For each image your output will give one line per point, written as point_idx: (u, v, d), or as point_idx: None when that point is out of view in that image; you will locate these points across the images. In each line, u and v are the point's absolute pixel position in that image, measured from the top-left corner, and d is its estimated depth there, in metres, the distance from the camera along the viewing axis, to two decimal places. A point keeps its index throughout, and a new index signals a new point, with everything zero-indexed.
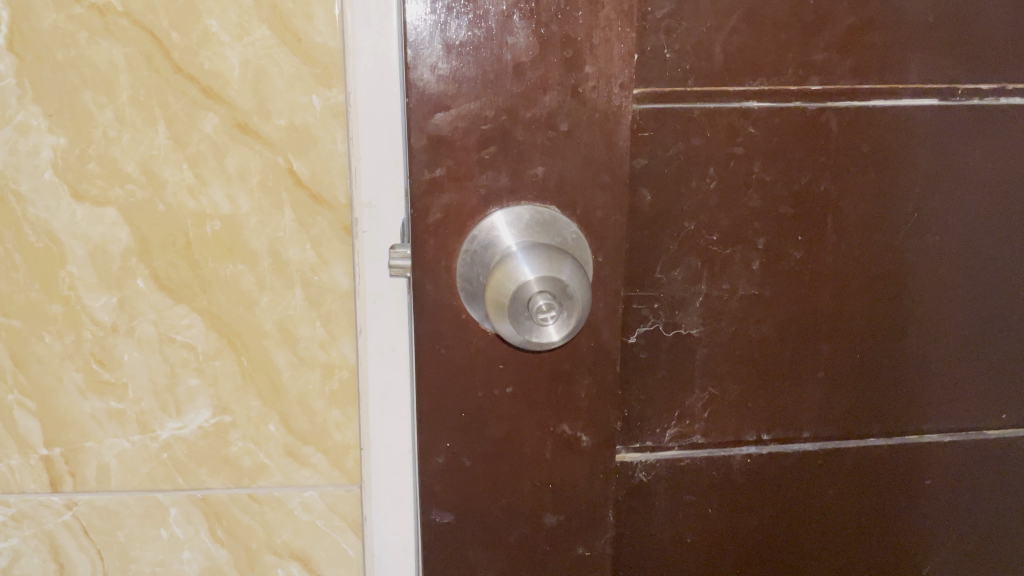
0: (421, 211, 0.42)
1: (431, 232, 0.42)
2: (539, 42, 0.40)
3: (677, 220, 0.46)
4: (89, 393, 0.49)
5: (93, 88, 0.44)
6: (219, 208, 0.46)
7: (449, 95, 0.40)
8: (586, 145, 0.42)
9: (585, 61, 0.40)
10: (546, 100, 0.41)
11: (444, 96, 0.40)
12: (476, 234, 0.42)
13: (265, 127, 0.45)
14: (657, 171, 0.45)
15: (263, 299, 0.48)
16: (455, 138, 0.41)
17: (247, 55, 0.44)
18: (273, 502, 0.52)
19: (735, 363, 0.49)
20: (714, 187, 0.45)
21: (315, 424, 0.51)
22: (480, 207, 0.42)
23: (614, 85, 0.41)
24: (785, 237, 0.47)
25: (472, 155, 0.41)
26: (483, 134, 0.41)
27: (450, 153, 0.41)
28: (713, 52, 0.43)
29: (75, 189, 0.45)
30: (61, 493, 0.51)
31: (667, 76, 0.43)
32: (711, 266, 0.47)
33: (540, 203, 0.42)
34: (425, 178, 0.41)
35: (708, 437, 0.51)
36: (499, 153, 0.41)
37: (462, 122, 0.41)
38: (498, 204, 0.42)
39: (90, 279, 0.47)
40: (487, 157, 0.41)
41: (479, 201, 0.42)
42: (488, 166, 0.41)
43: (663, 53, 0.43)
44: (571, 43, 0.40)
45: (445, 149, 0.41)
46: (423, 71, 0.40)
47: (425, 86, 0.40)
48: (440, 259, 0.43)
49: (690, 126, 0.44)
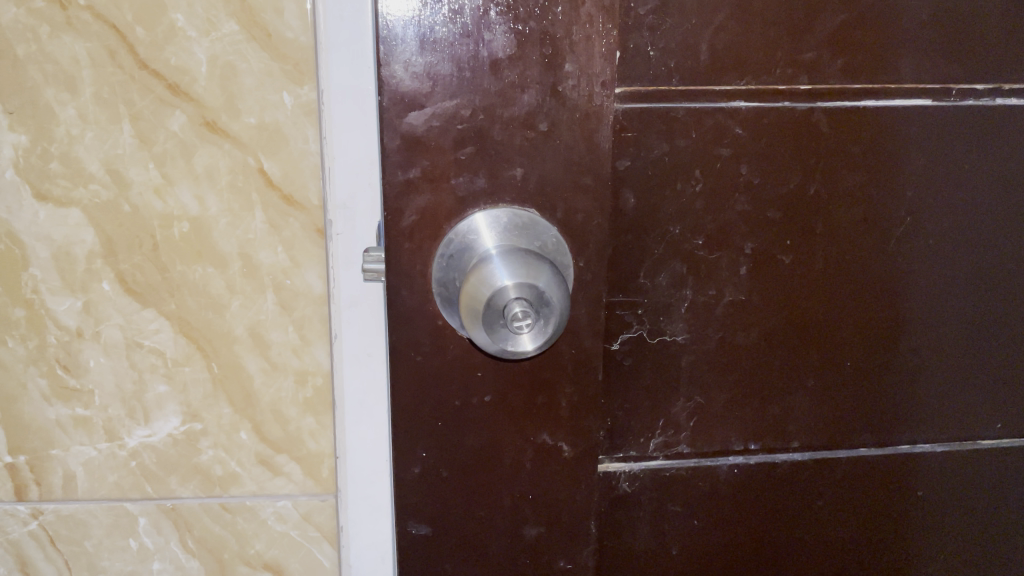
0: (395, 214, 0.40)
1: (406, 236, 0.41)
2: (517, 38, 0.38)
3: (662, 225, 0.44)
4: (54, 400, 0.47)
5: (55, 84, 0.42)
6: (187, 209, 0.45)
7: (424, 93, 0.38)
8: (567, 145, 0.40)
9: (565, 59, 0.39)
10: (524, 99, 0.39)
11: (418, 94, 0.38)
12: (453, 238, 0.40)
13: (234, 126, 0.44)
14: (641, 173, 0.43)
15: (233, 304, 0.47)
16: (430, 138, 0.39)
17: (215, 51, 0.42)
18: (246, 512, 0.50)
19: (722, 372, 0.48)
20: (700, 190, 0.44)
21: (288, 432, 0.49)
22: (457, 209, 0.40)
23: (595, 84, 0.39)
24: (774, 241, 0.46)
25: (448, 156, 0.40)
26: (459, 134, 0.39)
27: (425, 154, 0.39)
28: (699, 50, 0.41)
29: (38, 189, 0.44)
30: (27, 501, 0.49)
31: (651, 74, 0.42)
32: (697, 272, 0.45)
33: (519, 206, 0.41)
34: (399, 179, 0.40)
35: (694, 447, 0.50)
36: (476, 154, 0.40)
37: (437, 121, 0.39)
38: (475, 206, 0.40)
39: (54, 282, 0.45)
40: (463, 158, 0.40)
41: (456, 203, 0.40)
42: (464, 168, 0.40)
43: (647, 51, 0.41)
44: (550, 40, 0.38)
45: (420, 149, 0.39)
46: (397, 68, 0.38)
47: (398, 84, 0.38)
48: (415, 263, 0.41)
49: (676, 127, 0.42)
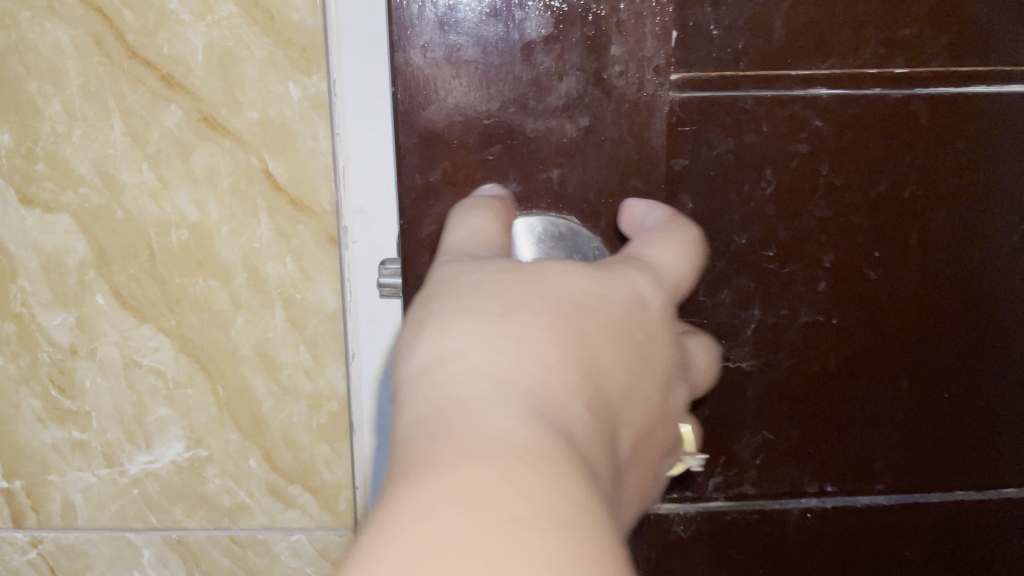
0: (412, 222, 0.34)
1: (426, 247, 0.34)
2: (556, 14, 0.31)
3: (725, 234, 0.37)
4: (49, 422, 0.43)
5: (38, 76, 0.38)
6: (185, 215, 0.40)
7: (445, 82, 0.32)
8: (613, 143, 0.33)
9: (611, 39, 0.32)
10: (563, 88, 0.32)
11: (439, 84, 0.32)
12: None
13: (235, 121, 0.39)
14: (702, 173, 0.36)
15: (239, 320, 0.42)
16: (452, 135, 0.33)
17: (212, 37, 0.37)
18: (257, 546, 0.46)
19: (793, 404, 0.40)
20: (771, 193, 0.37)
21: (301, 461, 0.44)
22: None
23: (646, 69, 0.33)
24: (858, 251, 0.38)
25: (474, 155, 0.33)
26: (485, 130, 0.33)
27: (446, 153, 0.33)
28: (773, 28, 0.34)
29: (24, 193, 0.40)
30: (25, 529, 0.46)
31: (714, 56, 0.35)
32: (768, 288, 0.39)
33: (555, 212, 0.34)
34: (418, 183, 0.33)
35: (759, 488, 0.42)
36: (506, 153, 0.33)
37: (459, 116, 0.33)
38: None
39: (44, 296, 0.41)
40: (491, 158, 0.33)
41: None
42: (492, 170, 0.33)
43: (709, 29, 0.35)
44: (593, 19, 0.32)
45: (440, 148, 0.33)
46: (413, 51, 0.32)
47: (414, 71, 0.32)
48: None
49: (744, 118, 0.36)
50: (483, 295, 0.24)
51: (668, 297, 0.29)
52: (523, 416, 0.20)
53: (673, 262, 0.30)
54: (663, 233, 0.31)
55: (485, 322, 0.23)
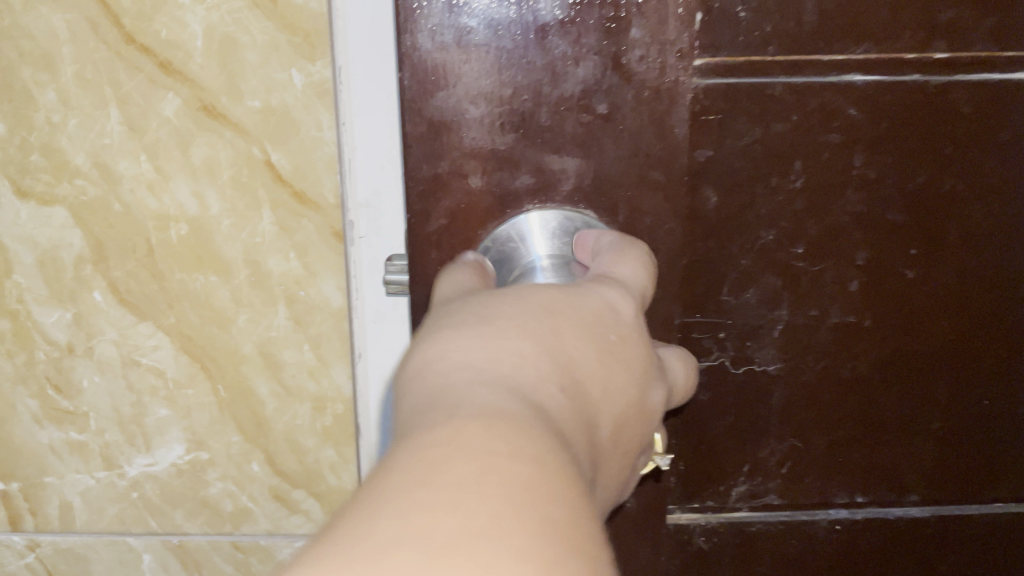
0: (419, 218, 0.32)
1: (434, 243, 0.32)
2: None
3: (751, 229, 0.35)
4: (46, 423, 0.42)
5: (32, 63, 0.36)
6: (185, 208, 0.38)
7: (454, 68, 0.30)
8: (633, 132, 0.31)
9: (631, 22, 0.30)
10: (579, 73, 0.30)
11: (447, 70, 0.30)
12: (489, 245, 0.31)
13: (235, 110, 0.37)
14: (727, 165, 0.34)
15: (240, 318, 0.40)
16: (461, 124, 0.30)
17: (212, 21, 0.36)
18: (260, 553, 0.44)
19: (825, 409, 0.38)
20: (801, 186, 0.34)
21: (305, 465, 0.43)
22: (496, 209, 0.32)
23: (669, 53, 0.30)
24: (892, 249, 0.36)
25: (484, 146, 0.31)
26: (497, 119, 0.30)
27: (455, 143, 0.31)
28: (804, 10, 0.32)
29: (18, 185, 0.38)
30: (23, 532, 0.44)
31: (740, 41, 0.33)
32: (797, 288, 0.36)
33: (570, 206, 0.32)
34: (425, 175, 0.31)
35: (785, 498, 0.40)
36: (519, 142, 0.31)
37: (468, 104, 0.30)
38: (517, 207, 0.32)
39: (40, 292, 0.40)
40: (503, 149, 0.31)
41: (495, 203, 0.32)
42: (503, 161, 0.31)
43: (735, 11, 0.32)
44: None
45: (449, 138, 0.31)
46: (419, 34, 0.29)
47: (421, 56, 0.29)
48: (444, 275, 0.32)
49: (773, 107, 0.33)
50: (463, 313, 0.22)
51: (640, 307, 0.26)
52: (496, 406, 0.19)
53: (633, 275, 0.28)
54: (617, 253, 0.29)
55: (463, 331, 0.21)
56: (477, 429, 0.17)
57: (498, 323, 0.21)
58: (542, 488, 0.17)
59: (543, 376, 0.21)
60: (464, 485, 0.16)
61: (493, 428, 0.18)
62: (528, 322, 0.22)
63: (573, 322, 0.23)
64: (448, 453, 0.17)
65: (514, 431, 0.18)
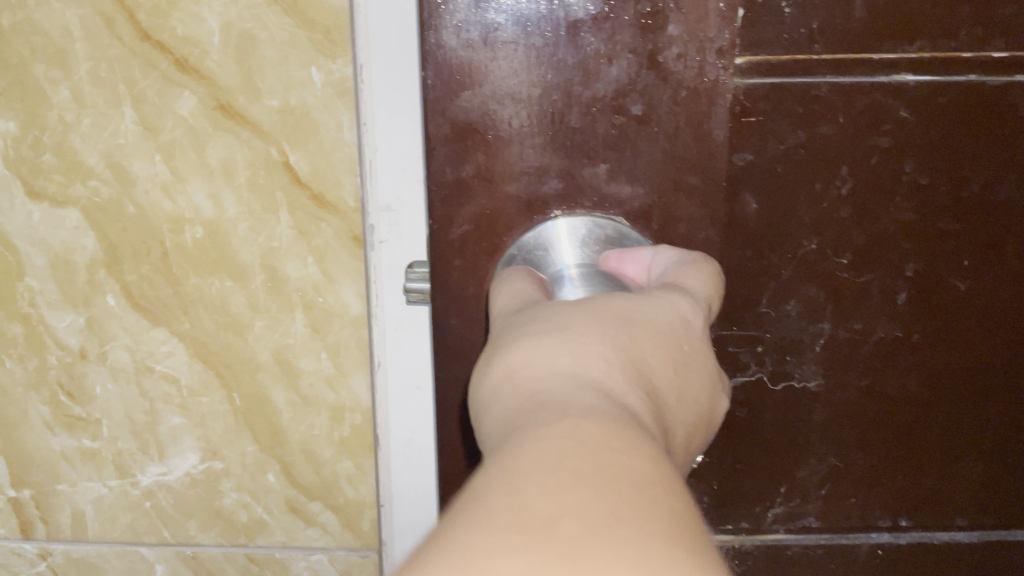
0: (441, 223, 0.30)
1: (456, 251, 0.30)
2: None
3: (794, 238, 0.32)
4: (58, 429, 0.41)
5: (45, 60, 0.35)
6: (200, 211, 0.37)
7: (479, 65, 0.28)
8: (669, 135, 0.29)
9: (668, 18, 0.28)
10: (612, 73, 0.28)
11: (472, 67, 0.28)
12: (516, 253, 0.30)
13: (253, 109, 0.35)
14: (767, 170, 0.31)
15: (257, 324, 0.39)
16: (487, 125, 0.29)
17: (229, 17, 0.34)
18: (276, 565, 0.43)
19: (869, 427, 0.35)
20: (847, 193, 0.32)
21: (322, 477, 0.41)
22: (522, 217, 0.30)
23: (708, 52, 0.28)
24: (944, 260, 0.33)
25: (513, 148, 0.29)
26: (526, 119, 0.29)
27: (480, 145, 0.29)
28: (852, 5, 0.29)
29: (30, 186, 0.37)
30: (34, 540, 0.43)
31: (784, 37, 0.30)
32: (840, 301, 0.33)
33: (601, 212, 0.30)
34: (447, 179, 0.30)
35: (824, 522, 0.37)
36: (548, 145, 0.29)
37: (494, 104, 0.28)
38: (544, 213, 0.30)
39: (53, 295, 0.39)
40: (531, 151, 0.29)
41: (521, 210, 0.30)
42: (531, 163, 0.29)
43: (779, 5, 0.29)
44: None
45: (474, 139, 0.29)
46: (443, 29, 0.28)
47: (445, 52, 0.28)
48: (467, 285, 0.31)
49: (819, 107, 0.31)
50: (540, 323, 0.21)
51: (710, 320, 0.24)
52: (598, 406, 0.17)
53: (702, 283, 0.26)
54: (690, 265, 0.27)
55: (543, 338, 0.20)
56: (593, 425, 0.16)
57: (579, 328, 0.20)
58: (671, 480, 0.15)
59: (630, 381, 0.19)
60: (603, 473, 0.15)
61: (606, 425, 0.16)
62: (608, 329, 0.20)
63: (650, 329, 0.21)
64: (571, 446, 0.15)
65: (627, 429, 0.17)
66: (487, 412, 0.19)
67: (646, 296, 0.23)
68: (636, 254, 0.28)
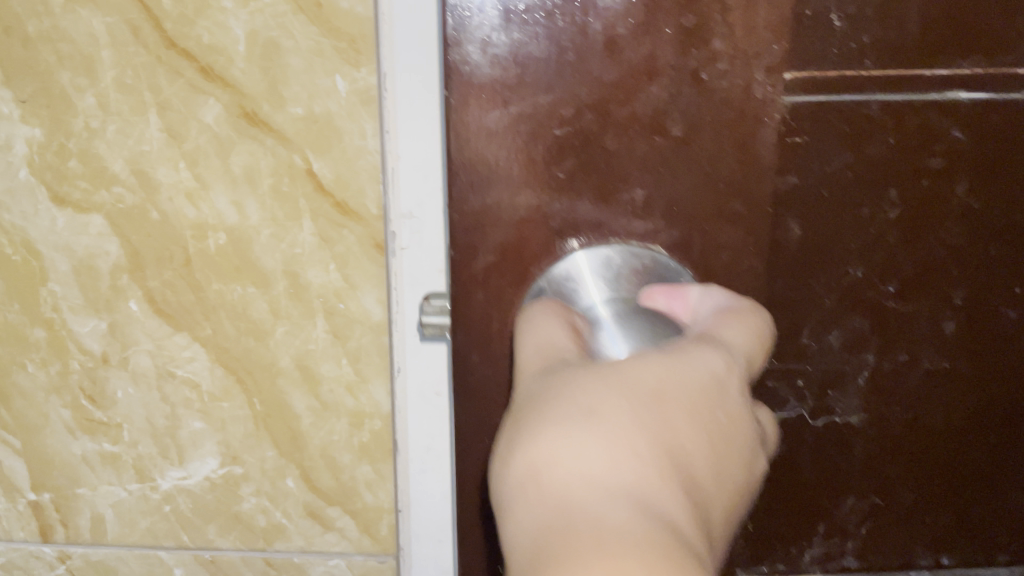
0: (465, 251, 0.30)
1: (479, 282, 0.30)
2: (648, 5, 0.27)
3: (837, 263, 0.30)
4: (79, 433, 0.41)
5: (71, 67, 0.35)
6: (224, 217, 0.37)
7: (508, 85, 0.28)
8: (707, 159, 0.29)
9: (714, 32, 0.27)
10: (652, 91, 0.28)
11: (501, 87, 0.28)
12: (545, 286, 0.30)
13: (277, 117, 0.36)
14: (812, 193, 0.29)
15: (278, 330, 0.39)
16: (517, 146, 0.29)
17: (255, 25, 0.35)
18: (294, 570, 0.43)
19: (911, 463, 0.33)
20: (896, 218, 0.30)
21: (341, 483, 0.41)
22: (552, 242, 0.30)
23: (755, 68, 0.28)
24: (996, 286, 0.31)
25: (544, 171, 0.29)
26: (557, 140, 0.29)
27: (509, 167, 0.29)
28: (909, 18, 0.27)
29: (55, 191, 0.37)
30: (53, 543, 0.44)
31: (834, 52, 0.28)
32: (885, 333, 0.31)
33: (637, 242, 0.30)
34: (472, 206, 0.30)
35: (864, 562, 0.35)
36: (580, 169, 0.29)
37: (524, 126, 0.28)
38: (575, 236, 0.30)
39: (76, 300, 0.39)
40: (563, 175, 0.29)
41: (550, 235, 0.30)
42: (563, 188, 0.29)
43: (830, 19, 0.27)
44: (691, 6, 0.27)
45: (503, 162, 0.29)
46: (470, 48, 0.28)
47: (472, 72, 0.28)
48: (491, 318, 0.31)
49: (864, 129, 0.29)
50: (566, 405, 0.21)
51: (746, 375, 0.24)
52: (627, 525, 0.18)
53: (743, 341, 0.25)
54: (734, 316, 0.26)
55: (569, 429, 0.20)
56: (621, 553, 0.17)
57: (604, 421, 0.20)
58: None
59: (659, 476, 0.20)
60: None
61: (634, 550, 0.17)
62: (635, 415, 0.21)
63: (681, 402, 0.21)
64: None
65: (655, 549, 0.17)
66: (517, 512, 0.20)
67: (683, 363, 0.22)
68: (683, 294, 0.28)
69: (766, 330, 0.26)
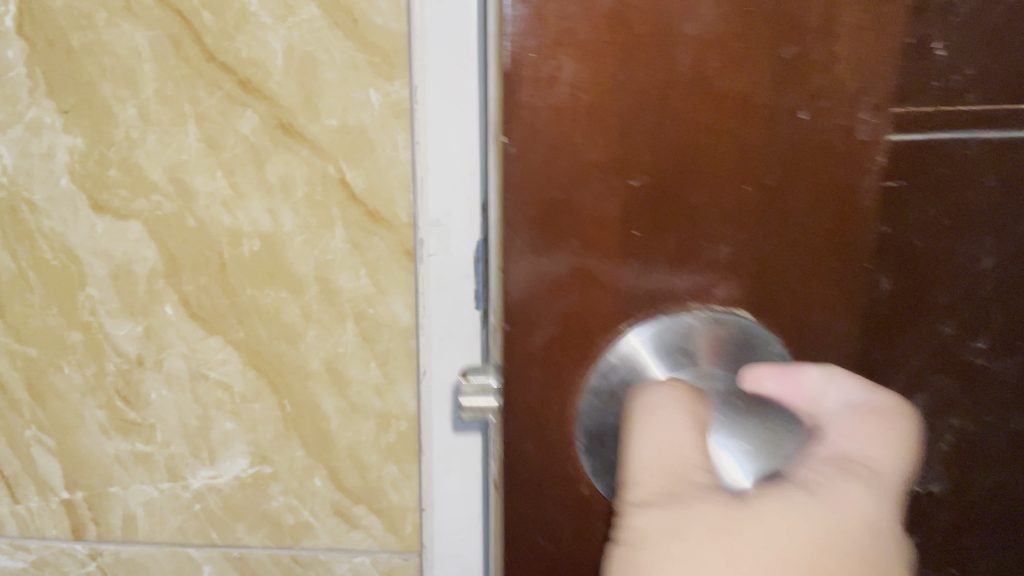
0: (523, 326, 0.27)
1: (538, 361, 0.27)
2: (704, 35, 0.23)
3: (926, 322, 0.26)
4: (113, 434, 0.42)
5: (113, 79, 0.37)
6: (258, 224, 0.38)
7: (576, 130, 0.25)
8: (802, 207, 0.24)
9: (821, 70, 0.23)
10: (745, 135, 0.24)
11: (566, 133, 0.25)
12: (614, 364, 0.27)
13: (312, 129, 0.37)
14: (907, 245, 0.25)
15: (309, 334, 0.40)
16: (583, 201, 0.25)
17: (292, 40, 0.36)
18: (320, 566, 0.44)
19: (988, 530, 0.28)
20: (992, 269, 0.26)
21: (368, 482, 0.43)
22: (619, 309, 0.26)
23: (863, 109, 0.24)
24: None
25: (616, 232, 0.25)
26: (630, 194, 0.25)
27: (572, 224, 0.26)
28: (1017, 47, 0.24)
29: (95, 199, 0.38)
30: (85, 541, 0.45)
31: (936, 83, 0.24)
32: (972, 382, 0.27)
33: (719, 308, 0.26)
34: (532, 271, 0.26)
35: None
36: (657, 228, 0.25)
37: (597, 178, 0.25)
38: (646, 304, 0.26)
39: (113, 304, 0.40)
40: (638, 237, 0.25)
41: (619, 304, 0.26)
42: (639, 251, 0.26)
43: (932, 48, 0.23)
44: (798, 35, 0.23)
45: (566, 218, 0.25)
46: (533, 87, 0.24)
47: (533, 113, 0.25)
48: (550, 401, 0.28)
49: (970, 172, 0.25)
50: None
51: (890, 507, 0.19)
52: None
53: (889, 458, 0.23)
54: (871, 413, 0.24)
55: None
56: None
57: None
58: None
59: None
60: None
61: None
62: None
63: None
64: None
65: None
66: None
67: (820, 499, 0.21)
68: (798, 377, 0.24)
69: (911, 437, 0.24)
